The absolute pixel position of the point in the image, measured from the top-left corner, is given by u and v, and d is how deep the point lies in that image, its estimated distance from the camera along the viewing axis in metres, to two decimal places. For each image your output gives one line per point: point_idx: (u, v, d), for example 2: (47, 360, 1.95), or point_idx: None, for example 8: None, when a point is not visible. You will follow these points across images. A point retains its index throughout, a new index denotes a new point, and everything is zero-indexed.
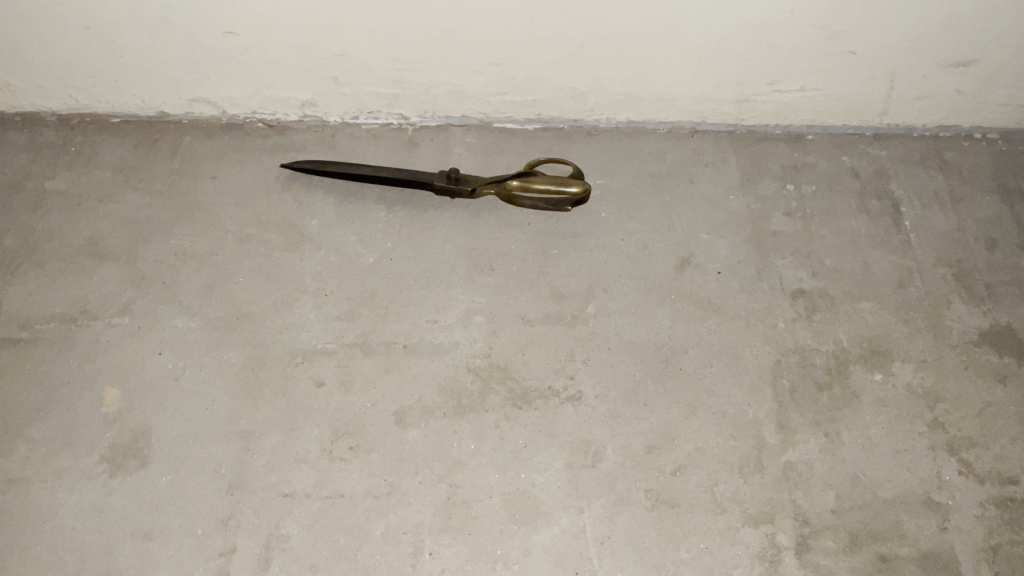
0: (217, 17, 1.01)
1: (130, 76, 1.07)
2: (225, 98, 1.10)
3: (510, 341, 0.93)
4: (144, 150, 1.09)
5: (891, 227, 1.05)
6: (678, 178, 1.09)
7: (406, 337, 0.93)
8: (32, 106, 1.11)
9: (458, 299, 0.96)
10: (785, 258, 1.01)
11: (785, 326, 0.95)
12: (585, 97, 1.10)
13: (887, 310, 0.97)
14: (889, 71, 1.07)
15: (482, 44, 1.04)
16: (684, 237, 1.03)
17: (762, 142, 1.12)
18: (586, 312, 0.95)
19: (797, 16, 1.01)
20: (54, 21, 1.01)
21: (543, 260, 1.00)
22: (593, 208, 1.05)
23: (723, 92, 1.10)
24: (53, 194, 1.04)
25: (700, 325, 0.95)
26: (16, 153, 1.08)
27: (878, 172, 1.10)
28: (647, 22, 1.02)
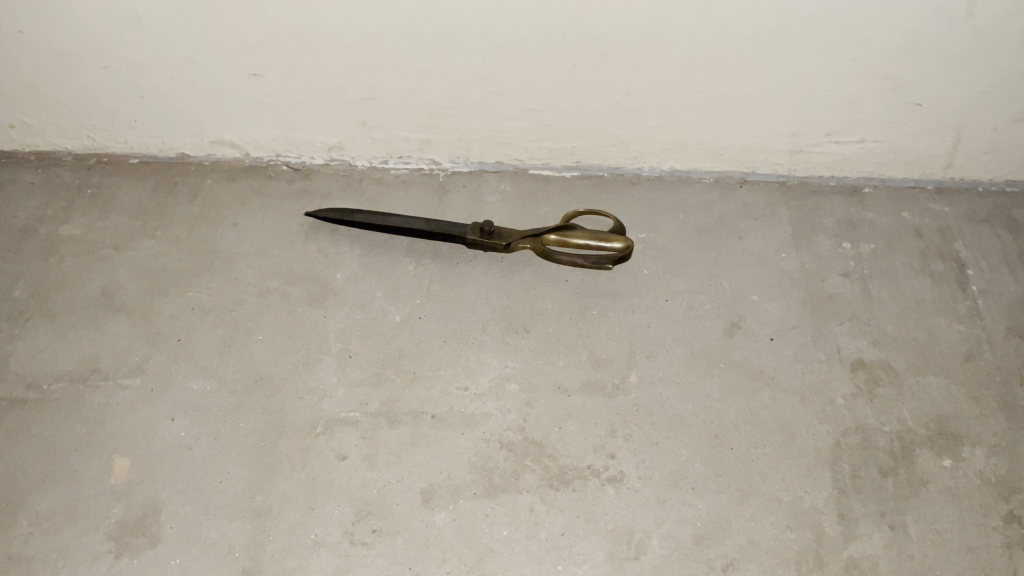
0: (242, 59, 0.95)
1: (150, 117, 1.02)
2: (249, 140, 1.04)
3: (546, 412, 0.86)
4: (163, 194, 1.04)
5: (956, 291, 0.97)
6: (726, 233, 1.02)
7: (434, 407, 0.86)
8: (48, 145, 1.06)
9: (490, 364, 0.90)
10: (842, 324, 0.94)
11: (844, 401, 0.88)
12: (628, 145, 1.04)
13: (955, 385, 0.90)
14: (956, 124, 1.00)
15: (520, 90, 0.98)
16: (733, 299, 0.96)
17: (815, 195, 1.05)
18: (628, 381, 0.89)
19: (858, 66, 0.94)
20: (72, 60, 0.96)
21: (582, 322, 0.93)
22: (636, 265, 0.99)
23: (776, 143, 1.03)
24: (66, 240, 0.99)
25: (751, 399, 0.88)
26: (31, 195, 1.03)
27: (941, 230, 1.03)
28: (697, 69, 0.95)
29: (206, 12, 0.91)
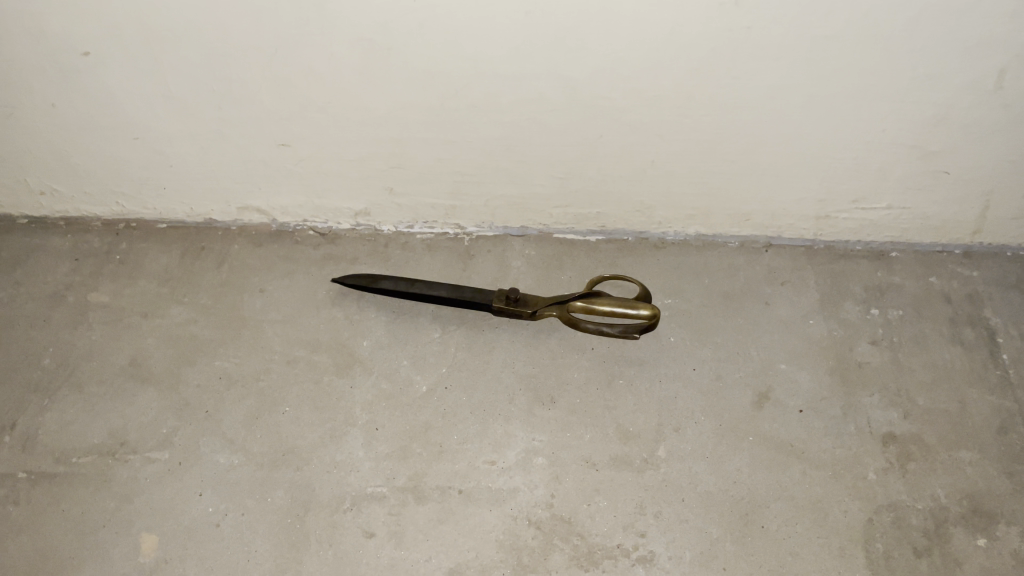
0: (270, 131, 0.96)
1: (179, 186, 1.03)
2: (276, 206, 1.06)
3: (575, 488, 0.86)
4: (190, 260, 1.05)
5: (987, 361, 0.96)
6: (752, 299, 1.02)
7: (462, 482, 0.86)
8: (78, 211, 1.08)
9: (517, 436, 0.89)
10: (872, 395, 0.93)
11: (875, 477, 0.87)
12: (653, 210, 1.04)
13: (988, 460, 0.88)
14: (985, 192, 0.99)
15: (547, 159, 0.98)
16: (761, 368, 0.95)
17: (841, 259, 1.05)
18: (656, 455, 0.88)
19: (887, 135, 0.93)
20: (102, 132, 0.97)
21: (609, 393, 0.93)
22: (663, 332, 0.98)
23: (803, 209, 1.03)
24: (95, 308, 1.00)
25: (782, 475, 0.87)
26: (60, 260, 1.05)
27: (971, 296, 1.02)
28: (724, 138, 0.95)
29: (236, 87, 0.91)
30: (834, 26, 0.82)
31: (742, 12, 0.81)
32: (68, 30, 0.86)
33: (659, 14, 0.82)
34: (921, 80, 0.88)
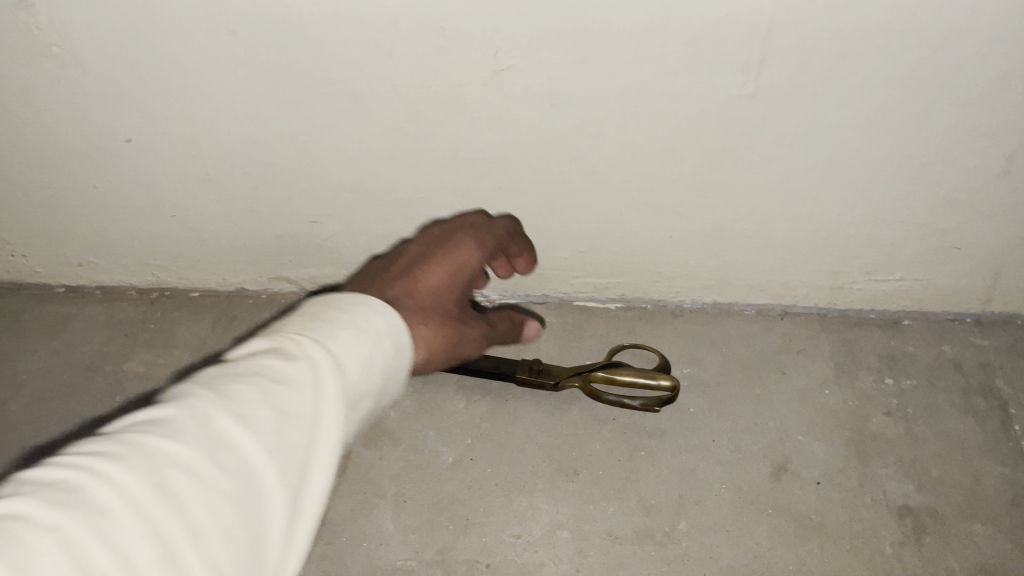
0: (302, 210, 0.99)
1: (213, 259, 1.07)
2: (307, 276, 1.09)
3: (599, 563, 0.88)
4: (221, 329, 1.09)
5: (1000, 432, 0.99)
6: (769, 368, 1.05)
7: (489, 555, 0.89)
8: (114, 281, 1.12)
9: (542, 509, 0.92)
10: (887, 466, 0.96)
11: (891, 550, 0.89)
12: (672, 281, 1.07)
13: (1003, 533, 0.90)
14: (996, 266, 1.01)
15: (569, 235, 1.01)
16: (779, 439, 0.98)
17: (855, 328, 1.09)
18: (677, 529, 0.91)
19: (901, 214, 0.96)
20: (141, 211, 1.01)
21: (630, 464, 0.96)
22: (682, 402, 1.01)
23: (818, 280, 1.05)
24: (130, 378, 1.05)
25: (800, 548, 0.89)
26: (98, 331, 1.10)
27: (982, 365, 1.05)
28: (742, 217, 0.97)
29: (269, 170, 0.94)
30: (848, 116, 0.84)
31: (759, 104, 0.83)
32: (112, 119, 0.89)
33: (678, 106, 0.84)
34: (932, 164, 0.90)
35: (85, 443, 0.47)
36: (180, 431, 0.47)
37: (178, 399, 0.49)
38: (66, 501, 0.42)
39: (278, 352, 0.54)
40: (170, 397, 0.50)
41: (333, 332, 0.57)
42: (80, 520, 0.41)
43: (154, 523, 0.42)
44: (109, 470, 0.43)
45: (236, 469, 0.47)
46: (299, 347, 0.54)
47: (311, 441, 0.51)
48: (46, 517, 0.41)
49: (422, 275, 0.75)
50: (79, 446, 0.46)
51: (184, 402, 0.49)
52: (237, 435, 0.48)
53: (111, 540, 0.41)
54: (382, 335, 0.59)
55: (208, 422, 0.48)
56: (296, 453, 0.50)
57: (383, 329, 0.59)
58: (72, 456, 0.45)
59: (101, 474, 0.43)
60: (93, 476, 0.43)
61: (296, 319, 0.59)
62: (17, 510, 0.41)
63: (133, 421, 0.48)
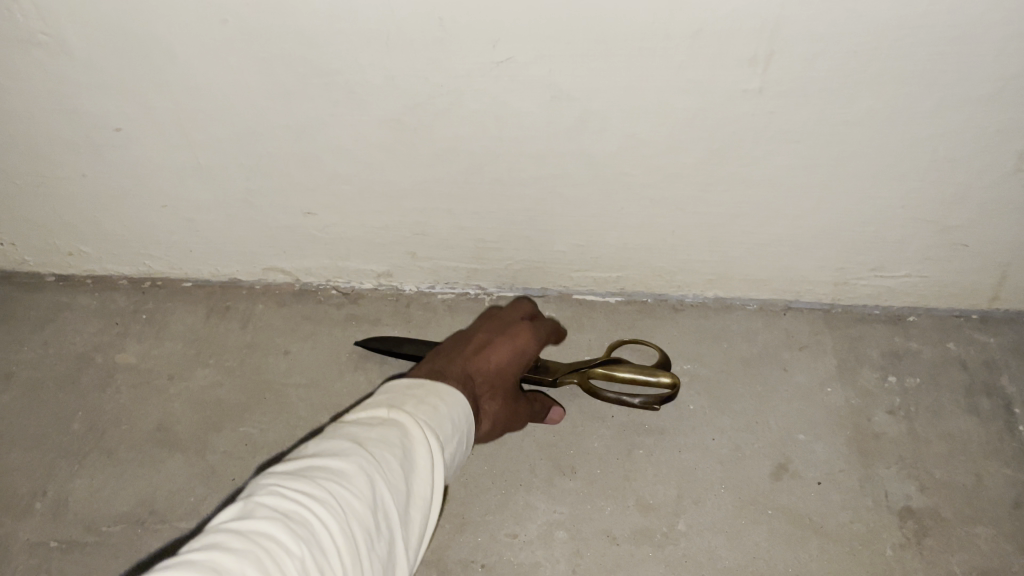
0: (296, 201, 0.97)
1: (205, 250, 1.05)
2: (301, 268, 1.07)
3: (595, 564, 0.88)
4: (215, 320, 1.08)
5: (1004, 432, 0.97)
6: (770, 365, 1.03)
7: (484, 555, 0.88)
8: (105, 270, 1.10)
9: (538, 508, 0.91)
10: (889, 467, 0.94)
11: (892, 553, 0.88)
12: (673, 275, 1.05)
13: (1006, 536, 0.89)
14: (1004, 263, 0.99)
15: (568, 229, 0.99)
16: (779, 438, 0.97)
17: (858, 324, 1.07)
18: (676, 529, 0.90)
19: (908, 211, 0.94)
20: (131, 200, 0.99)
21: (629, 463, 0.95)
22: (681, 399, 1.00)
23: (822, 275, 1.04)
24: (122, 370, 1.03)
25: (799, 550, 0.88)
26: (89, 321, 1.08)
27: (987, 363, 1.03)
28: (745, 212, 0.95)
29: (262, 161, 0.92)
30: (857, 112, 0.82)
31: (765, 99, 0.81)
32: (101, 109, 0.87)
33: (682, 100, 0.81)
34: (941, 162, 0.87)
35: (283, 480, 0.52)
36: (363, 490, 0.53)
37: (352, 454, 0.55)
38: (299, 539, 0.48)
39: (405, 425, 0.60)
40: (340, 449, 0.55)
41: (441, 425, 0.63)
42: (310, 556, 0.48)
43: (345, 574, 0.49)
44: (326, 515, 0.49)
45: (390, 532, 0.54)
46: (423, 430, 0.60)
47: (427, 516, 0.58)
48: (289, 553, 0.47)
49: (486, 355, 0.78)
50: (277, 484, 0.52)
51: (360, 458, 0.54)
52: (394, 502, 0.55)
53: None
54: (469, 429, 0.67)
55: (382, 485, 0.54)
56: (418, 525, 0.57)
57: (468, 421, 0.67)
58: (281, 493, 0.50)
59: (320, 522, 0.49)
60: (318, 517, 0.49)
61: (408, 398, 0.64)
62: (265, 546, 0.47)
63: (314, 467, 0.54)
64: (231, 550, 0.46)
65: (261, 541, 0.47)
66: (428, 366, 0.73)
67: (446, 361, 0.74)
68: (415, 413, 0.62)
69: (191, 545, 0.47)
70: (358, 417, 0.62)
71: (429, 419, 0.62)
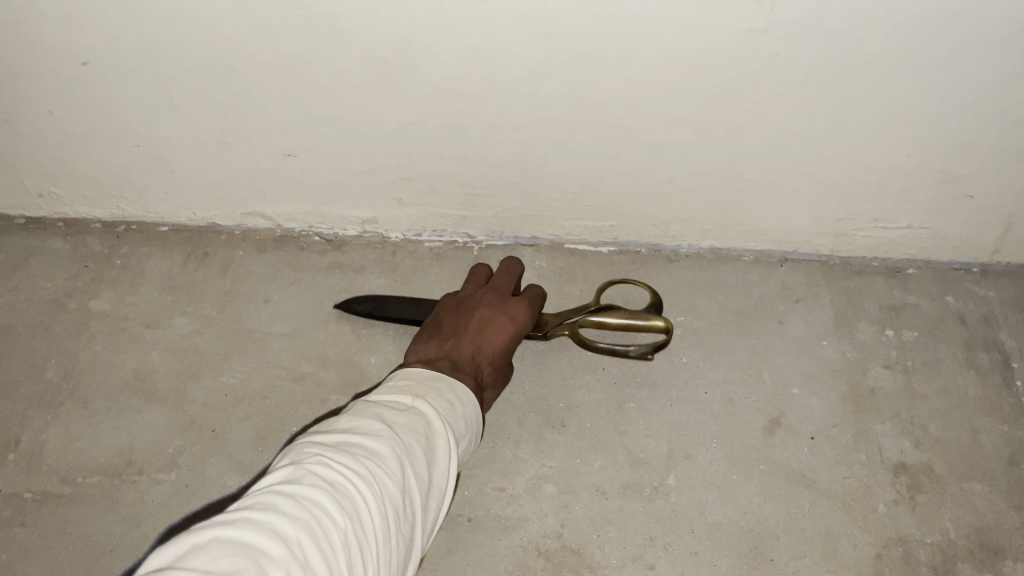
0: (275, 142, 0.93)
1: (182, 192, 1.01)
2: (283, 213, 1.03)
3: (585, 518, 0.86)
4: (193, 266, 1.04)
5: (1001, 388, 0.96)
6: (766, 317, 1.00)
7: (471, 509, 0.87)
8: (78, 213, 1.06)
9: (526, 462, 0.89)
10: (884, 422, 0.93)
11: (885, 509, 0.87)
12: (668, 225, 1.02)
13: (1000, 493, 0.88)
14: (1008, 215, 0.96)
15: (560, 175, 0.95)
16: (774, 392, 0.95)
17: (856, 276, 1.04)
18: (666, 484, 0.88)
19: (913, 160, 0.90)
20: (102, 139, 0.94)
21: (619, 416, 0.92)
22: (674, 352, 0.97)
23: (821, 226, 1.01)
24: (97, 317, 1.00)
25: (792, 506, 0.87)
26: (60, 266, 1.04)
27: (986, 318, 1.01)
28: (745, 160, 0.91)
29: (239, 100, 0.87)
30: (867, 55, 0.78)
31: (770, 40, 0.76)
32: (65, 40, 0.82)
33: (683, 40, 0.77)
34: (950, 109, 0.83)
35: (324, 454, 0.56)
36: (394, 473, 0.57)
37: (388, 434, 0.59)
38: (346, 511, 0.52)
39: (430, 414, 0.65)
40: (377, 428, 0.60)
41: (459, 415, 0.68)
42: (352, 528, 0.52)
43: (373, 550, 0.53)
44: (369, 492, 0.54)
45: (409, 515, 0.58)
46: (445, 422, 0.65)
47: (439, 500, 0.63)
48: (336, 524, 0.51)
49: (484, 337, 0.80)
50: (320, 456, 0.56)
51: (394, 439, 0.59)
52: (418, 483, 0.59)
53: (364, 557, 0.52)
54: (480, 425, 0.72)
55: (409, 467, 0.59)
56: (430, 511, 0.62)
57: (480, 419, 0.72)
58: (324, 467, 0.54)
59: (364, 496, 0.54)
60: (359, 492, 0.54)
61: (431, 385, 0.69)
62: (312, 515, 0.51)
63: (353, 443, 0.58)
64: (289, 513, 0.50)
65: (313, 509, 0.51)
66: (438, 346, 0.78)
67: (451, 349, 0.77)
68: (439, 401, 0.67)
69: (249, 502, 0.52)
70: (383, 399, 0.66)
71: (448, 412, 0.67)
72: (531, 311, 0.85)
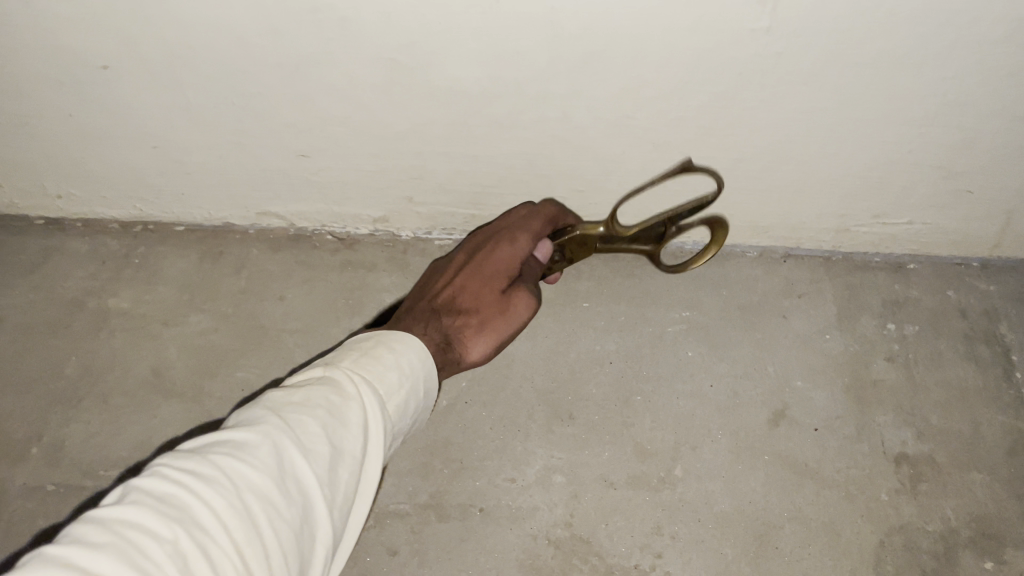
0: (289, 142, 0.95)
1: (197, 192, 1.03)
2: (295, 212, 1.05)
3: (593, 508, 0.89)
4: (208, 265, 1.06)
5: (1001, 380, 0.98)
6: (771, 312, 1.02)
7: (483, 499, 0.89)
8: (94, 213, 1.08)
9: (536, 454, 0.92)
10: (887, 414, 0.95)
11: (887, 498, 0.89)
12: None
13: (999, 483, 0.91)
14: (1008, 210, 0.98)
15: (567, 173, 0.97)
16: (778, 385, 0.97)
17: (859, 271, 1.06)
18: (673, 474, 0.91)
19: (913, 156, 0.92)
20: (120, 141, 0.96)
21: (626, 409, 0.95)
22: (680, 346, 0.99)
23: (824, 222, 1.02)
24: (115, 315, 1.03)
25: (796, 496, 0.89)
26: (79, 265, 1.06)
27: (986, 311, 1.03)
28: (748, 158, 0.93)
29: (254, 101, 0.90)
30: (867, 54, 0.80)
31: (772, 40, 0.78)
32: (86, 45, 0.84)
33: (688, 39, 0.79)
34: (949, 106, 0.85)
35: (184, 458, 0.55)
36: (264, 458, 0.56)
37: (259, 426, 0.58)
38: (177, 518, 0.50)
39: (333, 387, 0.64)
40: (248, 423, 0.59)
41: (377, 383, 0.67)
42: (185, 535, 0.50)
43: (237, 541, 0.52)
44: (216, 493, 0.52)
45: (302, 495, 0.56)
46: (353, 389, 0.64)
47: (353, 476, 0.61)
48: (162, 535, 0.49)
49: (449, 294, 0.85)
50: (179, 460, 0.55)
51: (263, 429, 0.58)
52: (300, 466, 0.57)
53: (211, 561, 0.50)
54: (420, 380, 0.70)
55: (283, 453, 0.57)
56: (343, 482, 0.60)
57: (418, 370, 0.71)
58: (173, 473, 0.53)
59: (207, 497, 0.52)
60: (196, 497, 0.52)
61: (353, 357, 0.69)
62: (143, 526, 0.49)
63: (217, 444, 0.57)
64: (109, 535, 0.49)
65: (131, 528, 0.49)
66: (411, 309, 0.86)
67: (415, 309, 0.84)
68: (350, 372, 0.66)
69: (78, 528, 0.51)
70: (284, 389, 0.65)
71: (361, 379, 0.66)
72: (507, 252, 0.85)
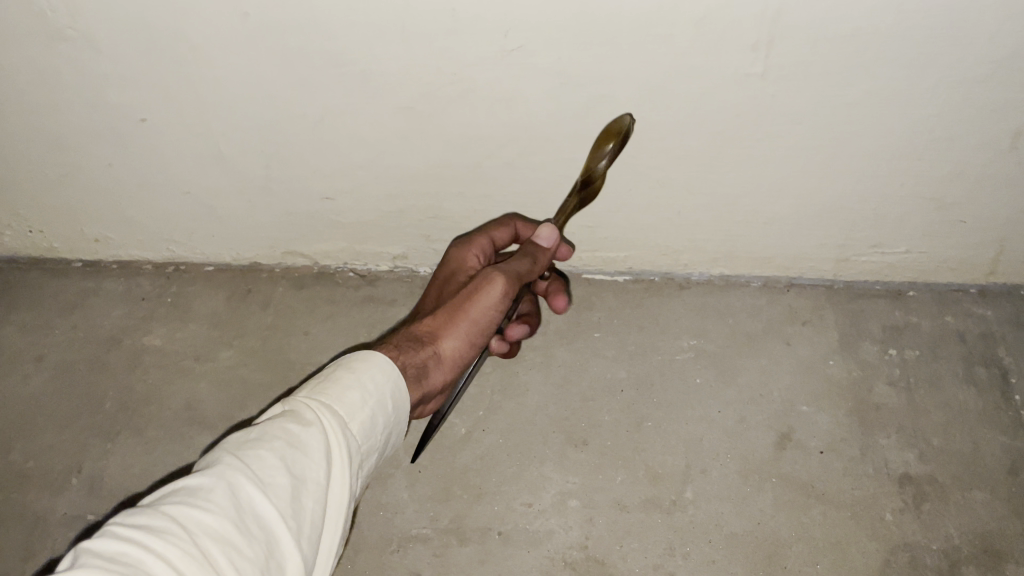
0: (314, 186, 1.00)
1: (225, 234, 1.09)
2: (319, 251, 1.11)
3: (608, 530, 0.92)
4: (237, 303, 1.12)
5: (1000, 401, 1.01)
6: (775, 339, 1.06)
7: (501, 523, 0.93)
8: (129, 255, 1.14)
9: (551, 479, 0.96)
10: (889, 436, 0.98)
11: (891, 517, 0.93)
12: (679, 254, 1.08)
13: (1001, 500, 0.94)
14: (1000, 238, 1.02)
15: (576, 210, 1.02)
16: (784, 409, 1.01)
17: (860, 299, 1.10)
18: (683, 497, 0.94)
19: (906, 189, 0.96)
20: (155, 188, 1.02)
21: (637, 435, 0.99)
22: (688, 373, 1.03)
23: (824, 253, 1.06)
24: (150, 352, 1.08)
25: (804, 516, 0.93)
26: (115, 305, 1.12)
27: (984, 336, 1.07)
28: (748, 193, 0.98)
29: (281, 149, 0.95)
30: (856, 94, 0.85)
31: (766, 83, 0.84)
32: (126, 100, 0.90)
33: (687, 85, 0.84)
34: (938, 141, 0.90)
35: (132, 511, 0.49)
36: (220, 501, 0.50)
37: (209, 468, 0.52)
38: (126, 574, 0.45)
39: (290, 416, 0.57)
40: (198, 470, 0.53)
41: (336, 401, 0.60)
42: None
43: None
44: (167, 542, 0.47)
45: (262, 532, 0.51)
46: (312, 414, 0.58)
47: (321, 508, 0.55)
48: None
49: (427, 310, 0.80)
50: (129, 513, 0.49)
51: (213, 471, 0.52)
52: (257, 504, 0.51)
53: None
54: (388, 397, 0.63)
55: (236, 493, 0.51)
56: (310, 512, 0.54)
57: (385, 387, 0.63)
58: (122, 529, 0.47)
59: (158, 547, 0.46)
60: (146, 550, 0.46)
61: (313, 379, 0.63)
62: None
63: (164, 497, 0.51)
64: None
65: None
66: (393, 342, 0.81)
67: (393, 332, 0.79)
68: (307, 395, 0.60)
69: None
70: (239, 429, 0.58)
71: (318, 403, 0.59)
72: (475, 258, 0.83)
